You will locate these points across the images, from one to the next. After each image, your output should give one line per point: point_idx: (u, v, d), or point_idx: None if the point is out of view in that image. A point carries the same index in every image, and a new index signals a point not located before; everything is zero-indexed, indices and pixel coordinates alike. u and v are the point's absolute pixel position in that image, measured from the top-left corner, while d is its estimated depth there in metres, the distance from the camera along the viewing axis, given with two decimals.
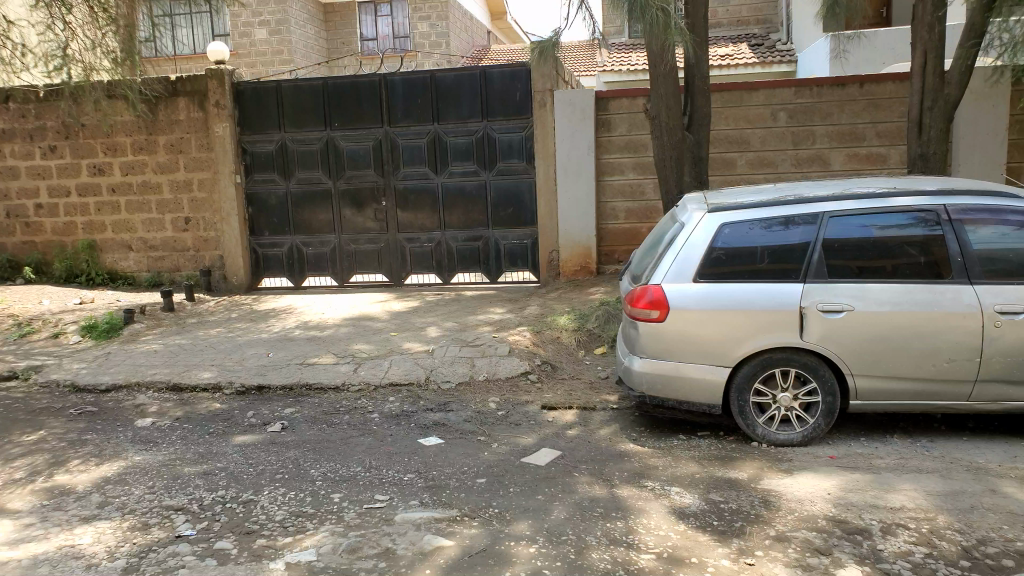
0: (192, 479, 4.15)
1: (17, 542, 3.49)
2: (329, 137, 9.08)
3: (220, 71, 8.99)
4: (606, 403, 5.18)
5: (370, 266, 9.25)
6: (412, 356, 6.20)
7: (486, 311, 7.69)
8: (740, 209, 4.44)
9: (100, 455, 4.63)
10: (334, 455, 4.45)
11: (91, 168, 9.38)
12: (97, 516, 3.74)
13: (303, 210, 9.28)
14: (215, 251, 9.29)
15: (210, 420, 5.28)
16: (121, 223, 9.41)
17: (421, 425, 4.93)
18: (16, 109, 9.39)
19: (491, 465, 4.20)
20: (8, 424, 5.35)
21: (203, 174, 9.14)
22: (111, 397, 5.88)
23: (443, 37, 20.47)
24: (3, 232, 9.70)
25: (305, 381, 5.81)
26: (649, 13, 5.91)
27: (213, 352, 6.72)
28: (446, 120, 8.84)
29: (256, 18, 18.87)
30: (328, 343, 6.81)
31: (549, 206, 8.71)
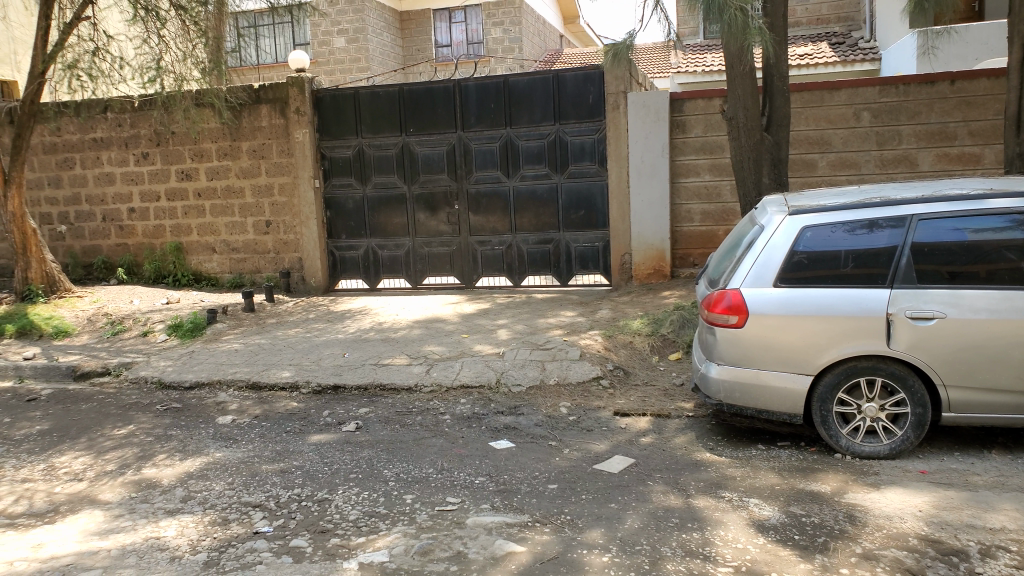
0: (270, 477, 4.25)
1: (107, 532, 3.63)
2: (405, 142, 9.20)
3: (300, 78, 9.21)
4: (681, 411, 5.06)
5: (442, 268, 9.33)
6: (483, 359, 6.21)
7: (557, 314, 7.65)
8: (823, 211, 4.27)
9: (184, 451, 4.79)
10: (407, 456, 4.48)
11: (180, 173, 9.76)
12: (181, 510, 3.86)
13: (378, 214, 9.42)
14: (294, 253, 9.53)
15: (287, 418, 5.40)
16: (206, 226, 9.76)
17: (492, 428, 4.92)
18: (113, 118, 9.87)
19: (563, 471, 4.15)
20: (101, 418, 5.60)
21: (283, 179, 9.40)
22: (195, 394, 6.09)
23: (516, 42, 20.56)
24: (99, 235, 10.21)
25: (379, 381, 5.89)
26: (727, 14, 5.76)
27: (291, 352, 6.88)
28: (519, 124, 8.84)
29: (335, 27, 19.35)
30: (402, 344, 6.90)
31: (622, 209, 8.60)
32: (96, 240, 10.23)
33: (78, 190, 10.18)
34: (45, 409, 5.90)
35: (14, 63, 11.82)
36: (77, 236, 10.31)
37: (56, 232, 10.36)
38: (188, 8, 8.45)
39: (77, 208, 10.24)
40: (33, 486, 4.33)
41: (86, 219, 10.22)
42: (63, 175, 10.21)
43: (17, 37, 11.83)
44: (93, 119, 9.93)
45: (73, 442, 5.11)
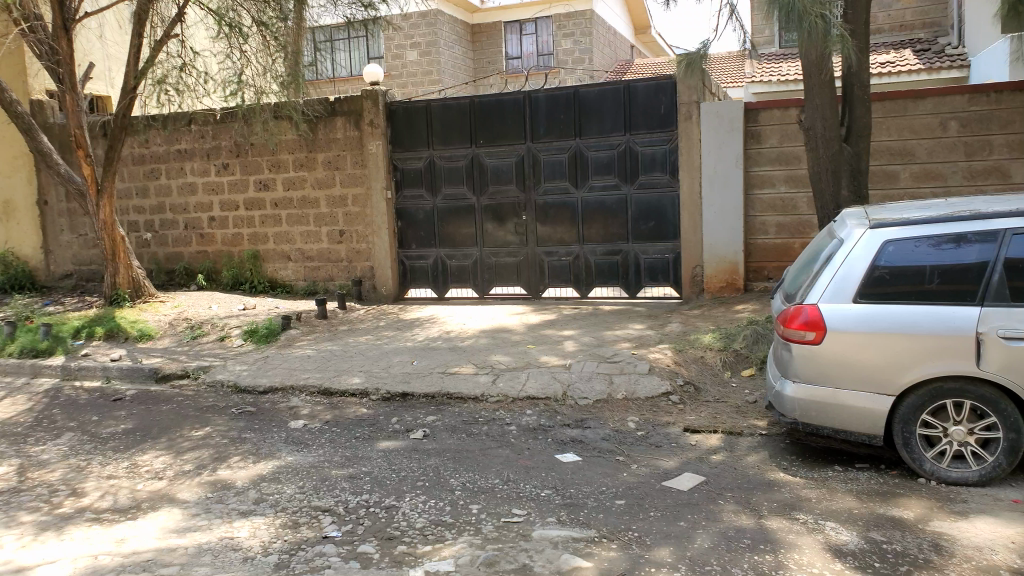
0: (339, 482, 4.32)
1: (184, 530, 3.75)
2: (474, 154, 9.28)
3: (374, 91, 9.39)
4: (754, 428, 4.92)
5: (510, 279, 9.35)
6: (550, 370, 6.18)
7: (626, 326, 7.56)
8: (906, 224, 4.10)
9: (257, 453, 4.92)
10: (473, 466, 4.49)
11: (258, 184, 10.07)
12: (253, 511, 3.95)
13: (448, 224, 9.52)
14: (365, 262, 9.71)
15: (357, 424, 5.48)
16: (282, 235, 10.04)
17: (558, 440, 4.89)
18: (196, 130, 10.27)
19: (630, 487, 4.08)
20: (180, 419, 5.80)
21: (357, 190, 9.60)
22: (269, 398, 6.25)
23: (586, 53, 20.56)
24: (181, 242, 10.62)
25: (446, 390, 5.93)
26: (807, 22, 5.61)
27: (361, 358, 7.00)
28: (588, 134, 8.81)
29: (408, 40, 19.73)
30: (469, 353, 6.93)
31: (694, 220, 8.46)
32: (179, 247, 10.64)
33: (163, 199, 10.62)
34: (129, 409, 6.15)
35: (109, 79, 12.44)
36: (161, 243, 10.75)
37: (142, 239, 10.83)
38: (268, 24, 8.74)
39: (161, 217, 10.68)
40: (117, 483, 4.51)
41: (170, 227, 10.65)
42: (149, 185, 10.67)
43: (112, 54, 12.45)
44: (178, 131, 10.35)
45: (154, 441, 5.31)
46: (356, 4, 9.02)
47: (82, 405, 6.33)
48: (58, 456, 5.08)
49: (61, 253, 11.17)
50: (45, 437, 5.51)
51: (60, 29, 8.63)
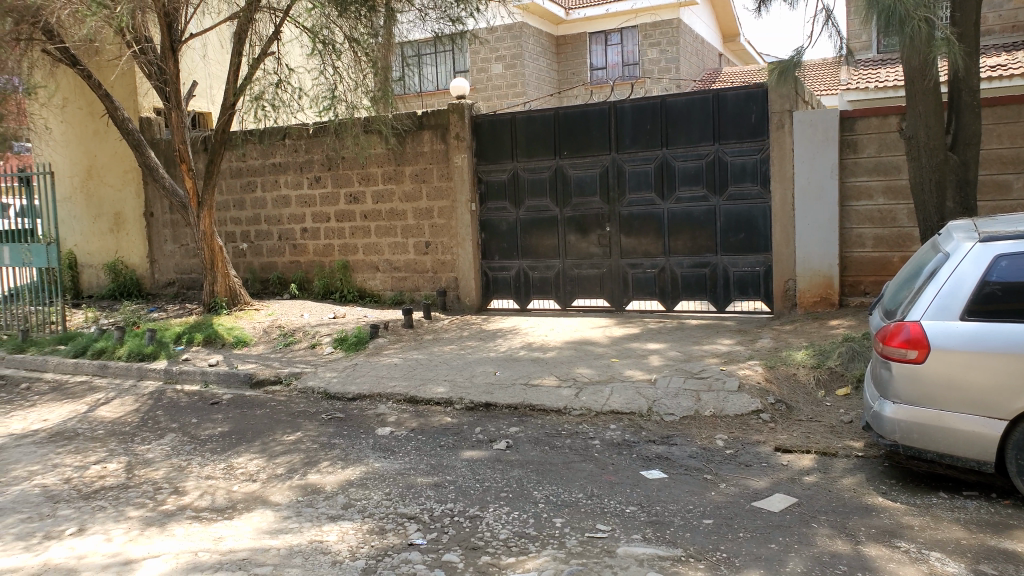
0: (424, 490, 4.38)
1: (277, 532, 3.87)
2: (559, 165, 9.29)
3: (461, 105, 9.54)
4: (850, 450, 4.72)
5: (593, 290, 9.29)
6: (634, 385, 6.09)
7: (714, 342, 7.39)
8: (1020, 237, 3.87)
9: (346, 459, 5.04)
10: (557, 479, 4.47)
11: (348, 197, 10.38)
12: (342, 516, 4.05)
13: (532, 235, 9.54)
14: (450, 273, 9.85)
15: (441, 433, 5.55)
16: (371, 247, 10.30)
17: (644, 457, 4.81)
18: (290, 145, 10.68)
19: (718, 506, 3.97)
20: (274, 424, 6.01)
21: (442, 203, 9.76)
22: (357, 405, 6.40)
23: (673, 62, 20.47)
24: (275, 253, 11.03)
25: (529, 402, 5.93)
26: (910, 26, 5.38)
27: (445, 368, 7.09)
28: (676, 144, 8.70)
29: (493, 54, 19.97)
30: (551, 365, 6.91)
31: (786, 232, 8.22)
32: (273, 257, 11.06)
33: (258, 211, 11.07)
34: (226, 412, 6.42)
35: (210, 96, 13.08)
36: (256, 253, 11.19)
37: (239, 249, 11.30)
38: (359, 41, 8.92)
39: (257, 228, 11.12)
40: (215, 483, 4.71)
41: (265, 238, 11.08)
42: (246, 198, 11.14)
43: (213, 73, 13.09)
44: (274, 145, 10.79)
45: (249, 445, 5.51)
46: (444, 19, 9.28)
47: (183, 408, 6.64)
48: (161, 455, 5.34)
49: (165, 262, 11.77)
50: (150, 437, 5.81)
51: (168, 51, 9.08)
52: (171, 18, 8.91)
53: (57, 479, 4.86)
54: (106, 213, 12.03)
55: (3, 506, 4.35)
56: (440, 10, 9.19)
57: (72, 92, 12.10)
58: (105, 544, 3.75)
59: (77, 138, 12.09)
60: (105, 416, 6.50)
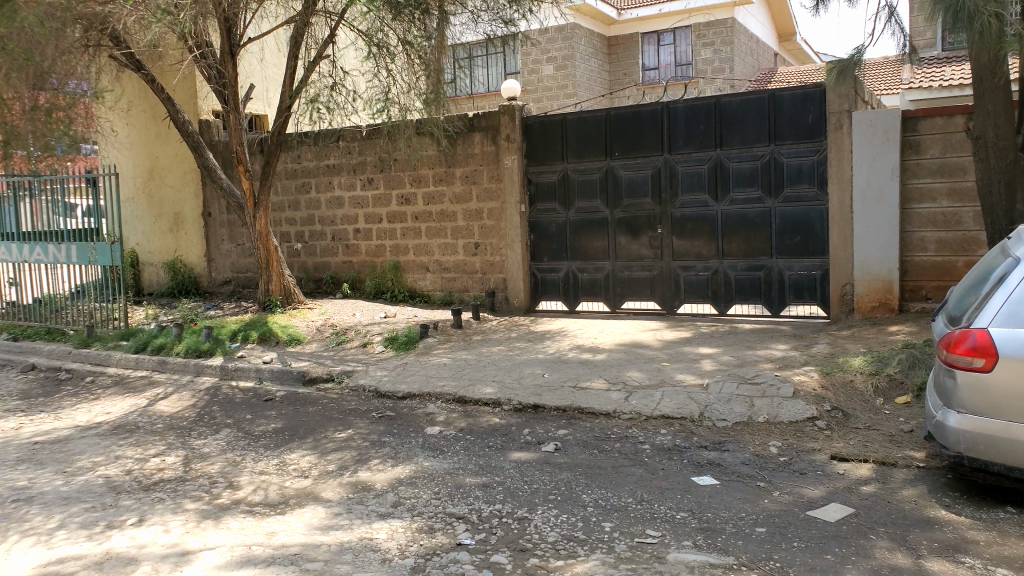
0: (473, 490, 4.39)
1: (328, 528, 3.93)
2: (610, 166, 9.23)
3: (512, 106, 9.56)
4: (910, 460, 4.57)
5: (643, 293, 9.20)
6: (686, 390, 6.00)
7: (768, 346, 7.25)
8: None
9: (396, 457, 5.09)
10: (605, 483, 4.43)
11: (400, 198, 10.49)
12: (391, 514, 4.08)
13: (581, 237, 9.49)
14: (500, 274, 9.87)
15: (490, 433, 5.56)
16: (422, 247, 10.38)
17: (695, 462, 4.74)
18: (344, 147, 10.84)
19: (771, 515, 3.89)
20: (326, 421, 6.11)
21: (492, 204, 9.79)
22: (407, 404, 6.46)
23: (727, 62, 20.25)
24: (328, 252, 11.20)
25: (578, 404, 5.90)
26: (979, 21, 5.19)
27: (494, 368, 7.11)
28: (730, 145, 8.57)
29: (544, 55, 19.97)
30: (601, 368, 6.87)
31: (843, 236, 8.02)
32: (326, 257, 11.23)
33: (313, 212, 11.26)
34: (279, 409, 6.54)
35: (266, 99, 13.36)
36: (310, 253, 11.39)
37: (293, 249, 11.51)
38: (413, 43, 9.14)
39: (311, 228, 11.32)
40: (268, 478, 4.80)
41: (318, 238, 11.26)
42: (301, 199, 11.35)
43: (270, 76, 13.38)
44: (328, 147, 10.97)
45: (301, 441, 5.61)
46: (497, 21, 9.31)
47: (239, 404, 6.79)
48: (217, 450, 5.47)
49: (222, 261, 12.04)
50: (206, 432, 5.96)
51: (227, 54, 9.32)
52: (231, 22, 9.12)
53: (119, 470, 5.01)
54: (166, 213, 12.39)
55: (68, 495, 4.51)
56: (493, 12, 9.23)
57: (137, 96, 12.51)
58: (164, 535, 3.85)
59: (141, 140, 12.49)
60: (164, 410, 6.68)
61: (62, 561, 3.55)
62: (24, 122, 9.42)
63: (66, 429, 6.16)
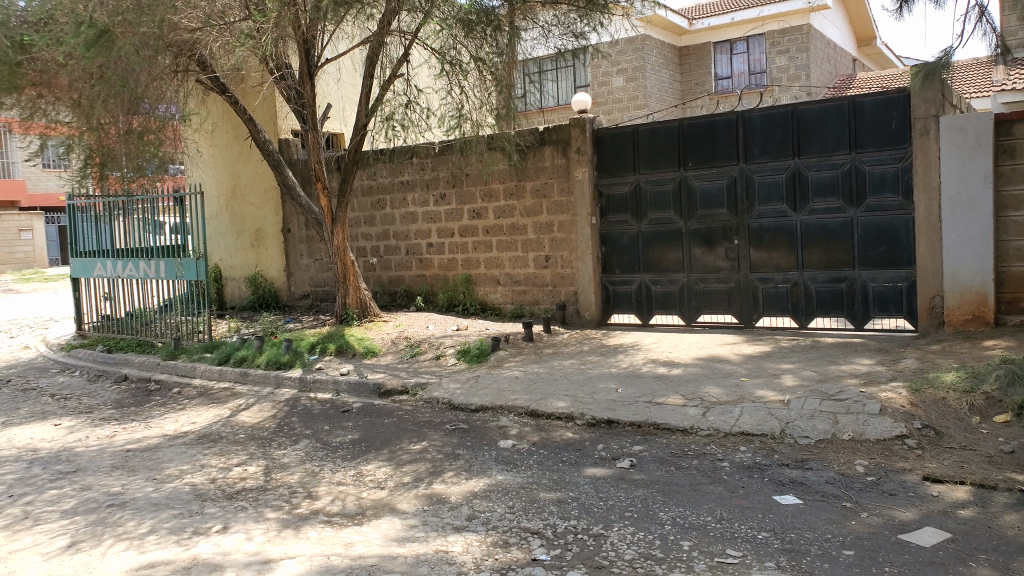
0: (547, 506, 4.35)
1: (404, 540, 3.96)
2: (683, 177, 9.08)
3: (582, 119, 9.50)
4: (1012, 484, 4.31)
5: (719, 306, 9.02)
6: (766, 406, 5.82)
7: (852, 361, 6.99)
8: None
9: (470, 470, 5.11)
10: (683, 501, 4.33)
11: (471, 213, 10.58)
12: (467, 527, 4.09)
13: (654, 249, 9.36)
14: (570, 287, 9.82)
15: (564, 448, 5.52)
16: (493, 260, 10.44)
17: (776, 481, 4.59)
18: (418, 163, 11.01)
19: (859, 537, 3.72)
20: (401, 432, 6.18)
21: (563, 217, 9.77)
22: (480, 417, 6.48)
23: (803, 69, 19.71)
24: (403, 266, 11.39)
25: (653, 420, 5.81)
26: None
27: (567, 383, 7.05)
28: (808, 154, 8.34)
29: (614, 67, 19.88)
30: (676, 383, 6.73)
31: (931, 245, 7.68)
32: (400, 271, 11.41)
33: (388, 227, 11.47)
34: (355, 421, 6.65)
35: (342, 118, 13.75)
36: (385, 267, 11.60)
37: (369, 264, 11.75)
38: (485, 60, 9.34)
39: (386, 243, 11.53)
40: (346, 489, 4.88)
41: (393, 252, 11.46)
42: (376, 215, 11.58)
43: (346, 96, 13.75)
44: (402, 164, 11.16)
45: (377, 453, 5.69)
46: (568, 35, 9.54)
47: (317, 415, 6.93)
48: (297, 460, 5.60)
49: (301, 275, 12.38)
50: (286, 442, 6.11)
51: (305, 75, 9.56)
52: (309, 44, 9.39)
53: (204, 478, 5.18)
54: (248, 229, 12.83)
55: (158, 501, 4.68)
56: (564, 26, 9.46)
57: (221, 117, 13.01)
58: (247, 543, 3.95)
59: (225, 160, 13.00)
60: (246, 421, 6.89)
61: (152, 566, 3.68)
62: (119, 145, 9.91)
63: (156, 438, 6.42)
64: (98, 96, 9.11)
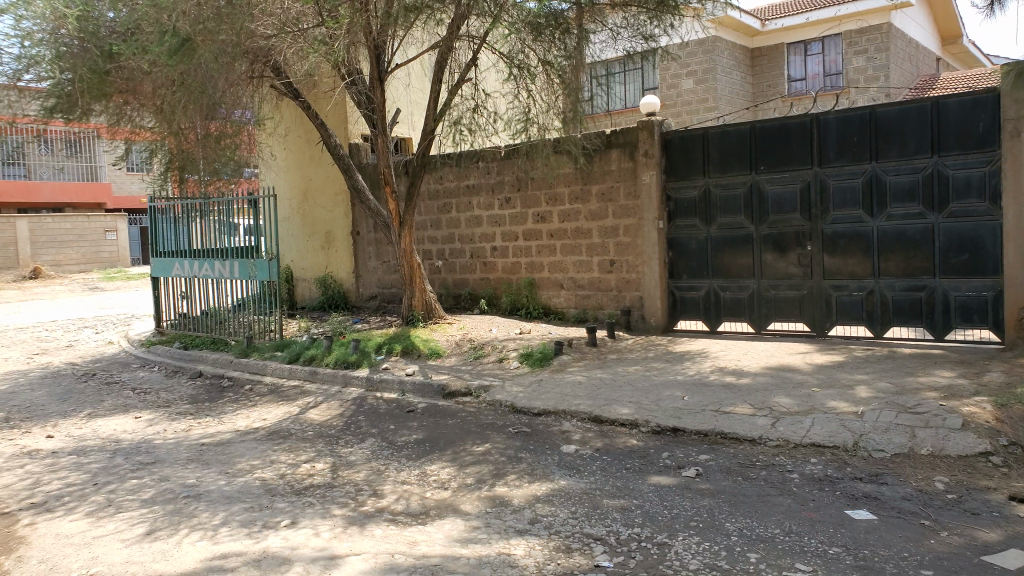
0: (611, 513, 4.31)
1: (467, 541, 3.98)
2: (755, 181, 8.89)
3: (650, 122, 9.38)
4: None
5: (790, 313, 8.78)
6: (839, 417, 5.64)
7: (931, 373, 6.70)
8: None
9: (533, 474, 5.10)
10: (751, 512, 4.23)
11: (536, 216, 10.59)
12: (529, 531, 4.09)
13: (723, 254, 9.19)
14: (635, 292, 9.71)
15: (628, 455, 5.46)
16: (557, 264, 10.43)
17: (849, 495, 4.44)
18: (484, 167, 11.08)
19: (939, 557, 3.56)
20: (464, 433, 6.23)
21: (629, 221, 9.68)
22: (543, 421, 6.48)
23: (881, 70, 19.08)
24: (467, 269, 11.48)
25: (720, 429, 5.69)
26: None
27: (631, 389, 6.98)
28: (887, 158, 8.06)
29: (684, 70, 19.65)
30: (745, 392, 6.58)
31: (1020, 253, 7.32)
32: (465, 273, 11.51)
33: (453, 230, 11.58)
34: (420, 421, 6.73)
35: (411, 122, 13.98)
36: (450, 270, 11.71)
37: (434, 266, 11.89)
38: (552, 63, 9.44)
39: (451, 246, 11.64)
40: (410, 489, 4.94)
41: (458, 255, 11.57)
42: (442, 218, 11.70)
43: (414, 100, 13.96)
44: (469, 168, 11.25)
45: (441, 453, 5.74)
46: (637, 37, 9.49)
47: (383, 414, 7.04)
48: (363, 458, 5.70)
49: (368, 277, 12.60)
50: (353, 441, 6.22)
51: (376, 80, 9.75)
52: (380, 50, 9.52)
53: (274, 474, 5.32)
54: (318, 231, 13.14)
55: (230, 494, 4.83)
56: (633, 28, 9.41)
57: (293, 122, 13.37)
58: (314, 538, 4.03)
59: (297, 163, 13.35)
60: (315, 418, 7.05)
61: (225, 557, 3.79)
62: (198, 149, 10.32)
63: (228, 433, 6.63)
64: (178, 103, 9.43)
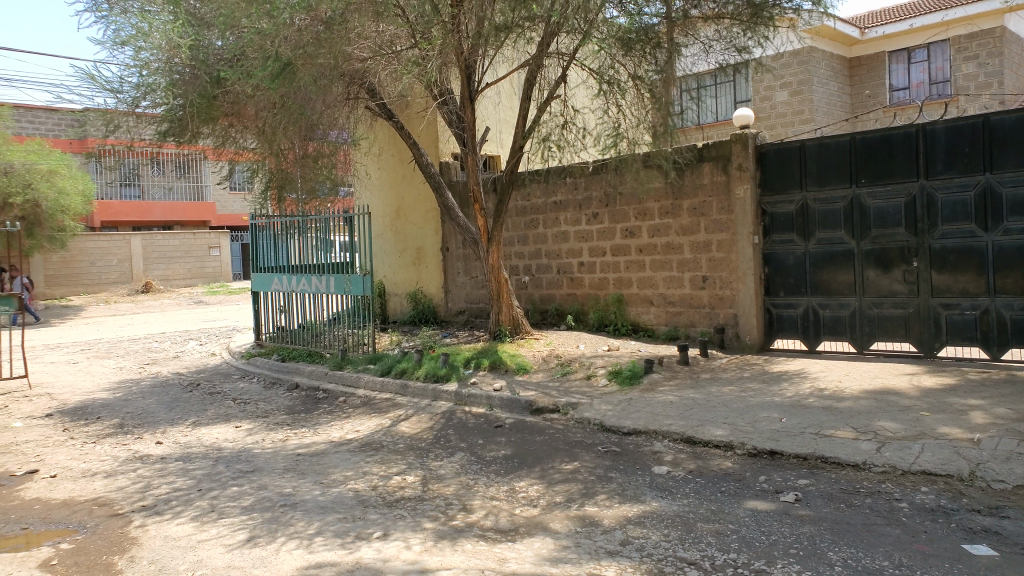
0: (705, 536, 4.17)
1: (557, 560, 3.93)
2: (856, 195, 8.52)
3: (744, 134, 9.12)
4: None
5: (896, 333, 8.36)
6: (952, 444, 5.31)
7: None
8: None
9: (623, 494, 5.00)
10: (857, 542, 4.01)
11: (624, 232, 10.49)
12: (620, 553, 4.00)
13: (823, 270, 8.84)
14: (729, 309, 9.43)
15: (723, 477, 5.30)
16: (645, 280, 10.29)
17: (967, 528, 4.14)
18: (571, 182, 11.07)
19: None
20: (554, 451, 6.17)
21: (722, 236, 9.43)
22: (633, 440, 6.36)
23: (994, 76, 18.02)
24: (554, 285, 11.46)
25: (821, 453, 5.45)
26: None
27: (725, 410, 6.77)
28: (1003, 169, 7.61)
29: (777, 81, 19.10)
30: (847, 415, 6.28)
31: None
32: (552, 289, 11.50)
33: (540, 246, 11.60)
34: (509, 436, 6.73)
35: (499, 140, 14.12)
36: (537, 285, 11.72)
37: (521, 282, 11.91)
38: (643, 78, 9.38)
39: (538, 262, 11.66)
40: (499, 505, 4.92)
41: (545, 271, 11.57)
42: (529, 235, 11.73)
43: (504, 119, 14.15)
44: (556, 184, 11.26)
45: (530, 470, 5.71)
46: (730, 49, 9.39)
47: (472, 429, 7.07)
48: (452, 472, 5.73)
49: (457, 292, 12.77)
50: (442, 454, 6.28)
51: (466, 100, 9.85)
52: (471, 69, 9.63)
53: (366, 485, 5.42)
54: (410, 248, 13.41)
55: (325, 504, 4.93)
56: (726, 41, 9.30)
57: (387, 142, 13.73)
58: (405, 550, 4.07)
59: (389, 182, 13.68)
60: (405, 431, 7.16)
61: (319, 566, 3.87)
62: (296, 168, 10.70)
63: (324, 444, 6.79)
64: (280, 124, 9.78)
